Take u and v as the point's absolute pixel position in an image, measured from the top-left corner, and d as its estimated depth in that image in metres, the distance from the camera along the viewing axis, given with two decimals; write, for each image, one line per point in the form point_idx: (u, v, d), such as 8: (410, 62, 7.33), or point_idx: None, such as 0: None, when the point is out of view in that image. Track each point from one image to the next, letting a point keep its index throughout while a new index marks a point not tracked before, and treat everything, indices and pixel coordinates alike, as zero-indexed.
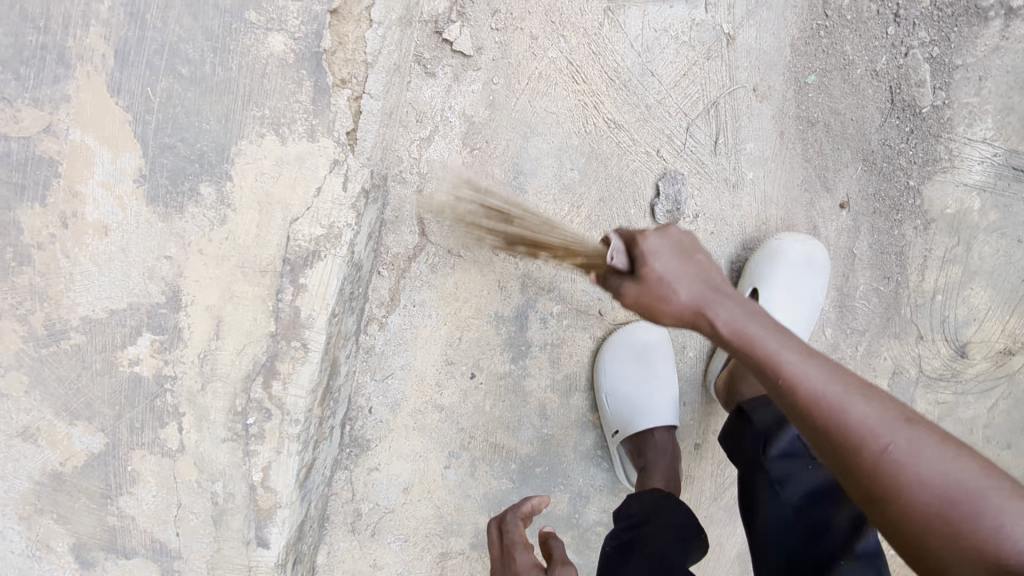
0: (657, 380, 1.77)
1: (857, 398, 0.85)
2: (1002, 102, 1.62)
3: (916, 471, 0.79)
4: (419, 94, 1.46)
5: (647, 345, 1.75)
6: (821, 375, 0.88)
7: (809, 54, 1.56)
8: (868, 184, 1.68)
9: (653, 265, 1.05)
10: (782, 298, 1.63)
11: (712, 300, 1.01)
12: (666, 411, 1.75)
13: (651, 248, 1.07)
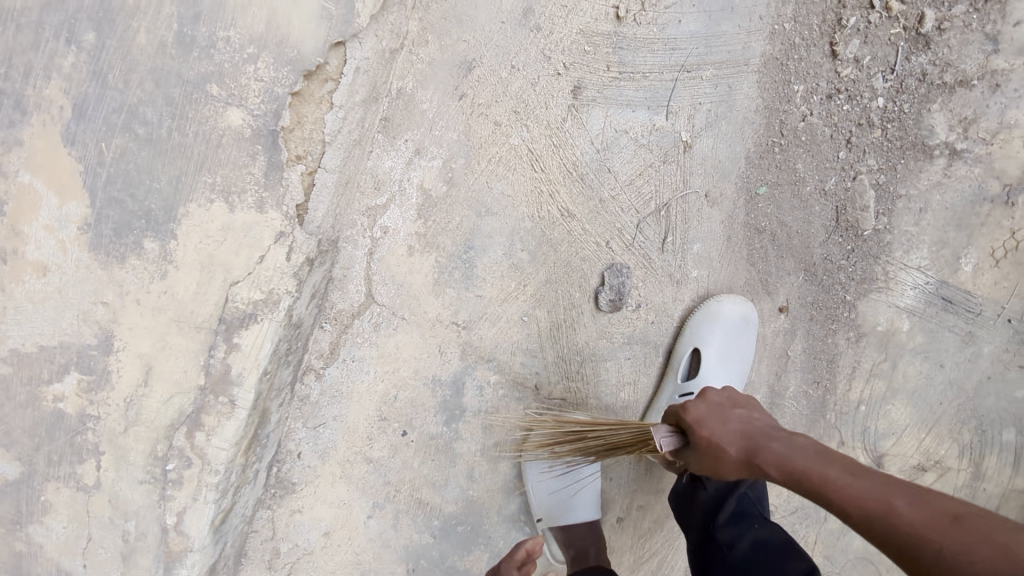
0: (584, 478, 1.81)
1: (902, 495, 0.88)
2: (939, 236, 1.65)
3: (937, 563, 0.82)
4: (379, 164, 1.49)
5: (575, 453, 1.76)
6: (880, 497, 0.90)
7: (761, 167, 1.61)
8: (808, 292, 1.74)
9: (702, 432, 1.12)
10: (721, 357, 1.68)
11: (760, 442, 1.07)
12: (589, 507, 1.82)
13: (699, 414, 1.14)
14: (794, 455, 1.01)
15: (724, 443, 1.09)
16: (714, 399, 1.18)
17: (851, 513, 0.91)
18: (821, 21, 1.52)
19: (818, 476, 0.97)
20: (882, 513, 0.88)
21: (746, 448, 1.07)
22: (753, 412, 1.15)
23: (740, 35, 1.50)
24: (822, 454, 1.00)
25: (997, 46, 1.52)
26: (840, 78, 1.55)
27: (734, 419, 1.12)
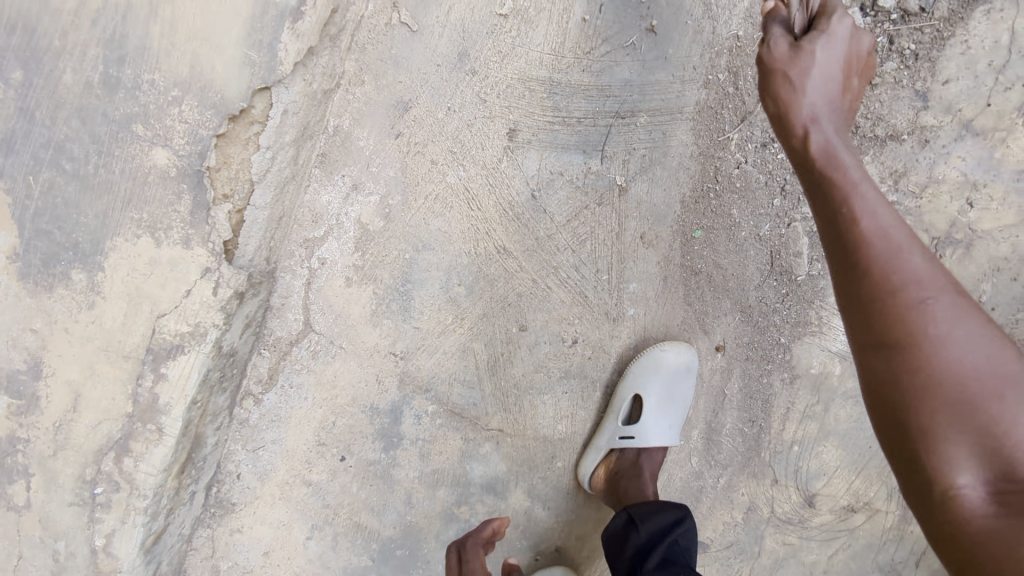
0: None
1: (921, 253, 0.83)
2: None
3: (947, 348, 0.78)
4: (316, 198, 1.52)
5: None
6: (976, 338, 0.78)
7: (697, 211, 1.64)
8: (744, 333, 1.78)
9: (807, 60, 1.02)
10: (663, 405, 1.71)
11: (835, 146, 0.96)
12: None
13: (812, 47, 1.03)
14: (865, 215, 0.86)
15: (806, 93, 1.01)
16: (811, 48, 1.03)
17: (895, 305, 0.81)
18: (756, 72, 1.54)
19: (859, 230, 0.85)
20: (915, 301, 0.80)
21: (819, 153, 0.96)
22: (826, 134, 0.99)
23: (675, 83, 1.52)
24: (898, 225, 0.85)
25: (926, 103, 1.55)
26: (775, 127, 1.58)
27: (823, 79, 1.02)
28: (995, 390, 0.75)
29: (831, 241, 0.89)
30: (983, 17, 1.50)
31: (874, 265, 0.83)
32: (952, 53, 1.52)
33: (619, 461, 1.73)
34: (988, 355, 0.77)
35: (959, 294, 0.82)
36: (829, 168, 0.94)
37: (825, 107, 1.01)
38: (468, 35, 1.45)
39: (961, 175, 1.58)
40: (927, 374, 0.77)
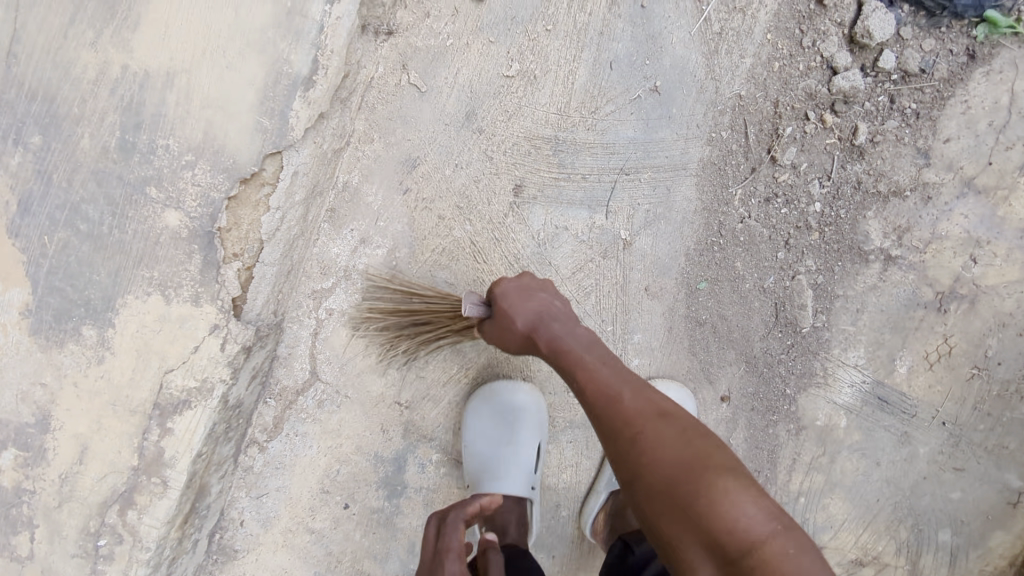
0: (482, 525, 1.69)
1: (632, 392, 1.06)
2: (875, 337, 1.68)
3: (738, 507, 0.82)
4: (325, 250, 1.54)
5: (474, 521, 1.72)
6: (671, 436, 0.95)
7: (702, 263, 1.65)
8: (748, 383, 1.77)
9: (502, 301, 1.28)
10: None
11: (545, 318, 1.25)
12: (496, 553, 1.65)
13: (505, 299, 1.28)
14: (623, 393, 1.05)
15: (523, 314, 1.27)
16: (510, 285, 1.31)
17: (659, 484, 0.91)
18: (758, 130, 1.56)
19: (628, 437, 0.99)
20: (687, 496, 0.87)
21: (563, 364, 1.18)
22: (555, 299, 1.31)
23: (679, 140, 1.53)
24: (636, 392, 1.05)
25: (928, 160, 1.57)
26: (777, 182, 1.60)
27: (575, 329, 1.23)
28: (679, 478, 0.89)
29: (595, 421, 1.07)
30: (982, 78, 1.53)
31: (639, 449, 0.96)
32: (952, 113, 1.55)
33: (616, 502, 1.72)
34: (683, 449, 0.93)
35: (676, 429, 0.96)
36: (561, 355, 1.19)
37: (555, 310, 1.27)
38: (475, 96, 1.45)
39: (964, 232, 1.60)
40: (655, 479, 0.92)
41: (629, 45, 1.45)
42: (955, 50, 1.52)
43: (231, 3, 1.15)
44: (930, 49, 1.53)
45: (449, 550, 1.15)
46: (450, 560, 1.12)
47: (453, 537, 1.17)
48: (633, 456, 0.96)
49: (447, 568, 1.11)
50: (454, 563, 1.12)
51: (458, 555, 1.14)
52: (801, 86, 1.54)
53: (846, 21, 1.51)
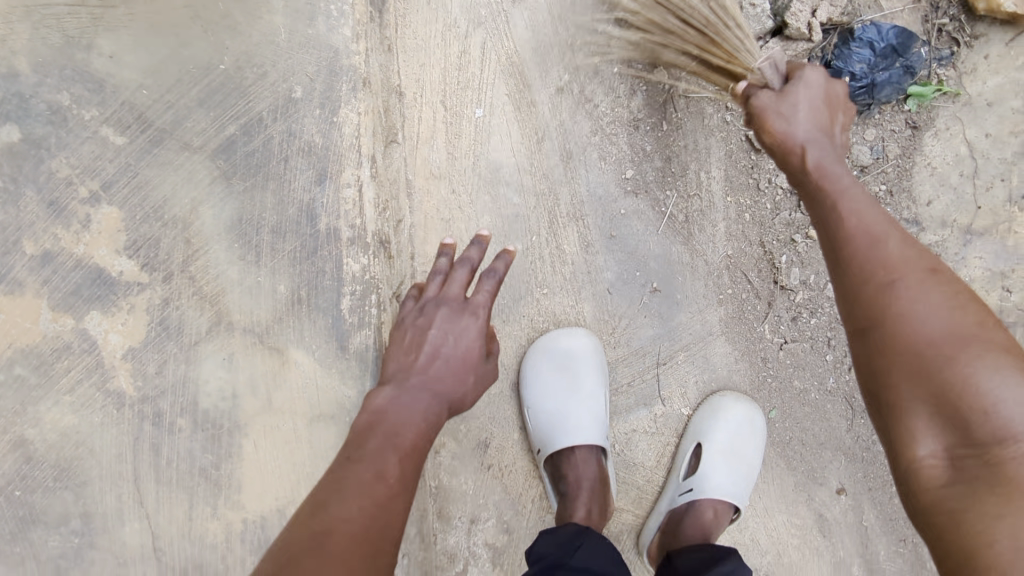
0: (576, 401, 1.57)
1: (897, 239, 0.95)
2: None
3: (988, 386, 0.79)
4: (446, 542, 1.62)
5: (554, 410, 1.57)
6: (877, 218, 0.97)
7: (766, 395, 1.73)
8: (856, 471, 1.81)
9: (776, 122, 1.14)
10: (722, 454, 1.63)
11: (823, 160, 1.09)
12: (595, 434, 1.56)
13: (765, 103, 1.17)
14: (851, 217, 0.98)
15: (794, 122, 1.13)
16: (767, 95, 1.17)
17: (883, 319, 0.89)
18: (758, 272, 1.65)
19: (905, 333, 0.87)
20: (949, 362, 0.82)
21: (861, 235, 0.96)
22: (800, 113, 1.13)
23: (695, 316, 1.64)
24: (895, 265, 0.91)
25: (920, 225, 1.61)
26: (796, 303, 1.67)
27: (809, 108, 1.13)
28: (947, 353, 0.83)
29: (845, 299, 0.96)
30: (934, 139, 1.58)
31: (900, 334, 0.87)
32: (921, 177, 1.60)
33: (673, 519, 1.62)
34: (950, 327, 0.85)
35: (933, 273, 0.91)
36: (819, 182, 1.07)
37: (803, 119, 1.12)
38: (510, 369, 1.61)
39: (986, 270, 1.60)
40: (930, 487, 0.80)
41: (616, 268, 1.58)
42: (898, 127, 1.58)
43: (301, 439, 1.32)
44: (874, 137, 1.59)
45: (477, 307, 1.12)
46: (479, 317, 1.12)
47: (482, 291, 1.13)
48: (856, 291, 0.93)
49: (448, 290, 1.13)
50: (451, 286, 1.13)
51: (471, 349, 1.11)
52: (778, 220, 1.63)
53: None
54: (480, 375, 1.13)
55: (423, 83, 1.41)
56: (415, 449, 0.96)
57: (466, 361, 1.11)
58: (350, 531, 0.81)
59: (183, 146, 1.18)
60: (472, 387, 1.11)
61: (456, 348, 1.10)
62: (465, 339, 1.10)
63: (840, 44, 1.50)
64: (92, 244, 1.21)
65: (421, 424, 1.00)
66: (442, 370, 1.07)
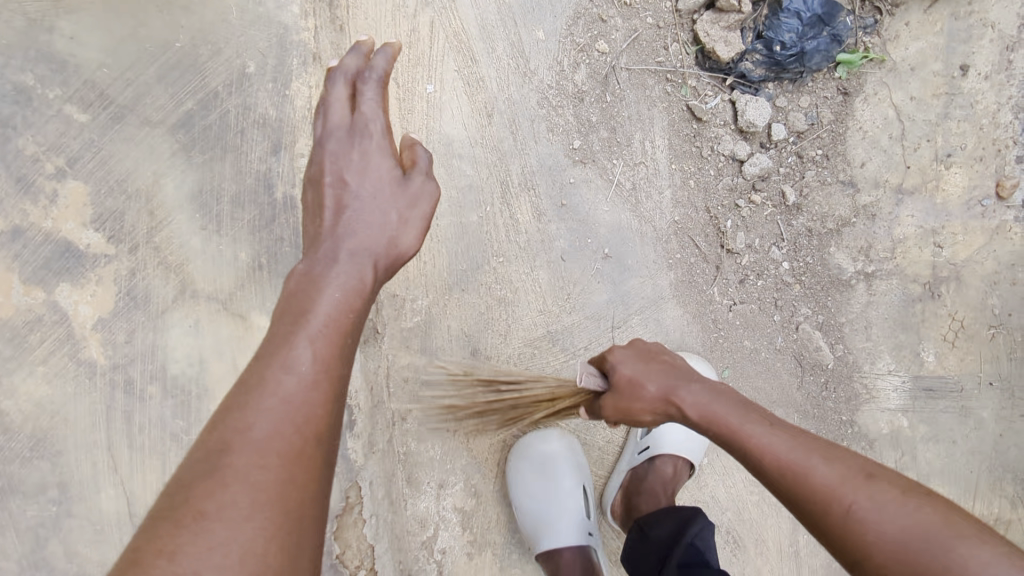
0: (561, 495, 1.74)
1: (818, 459, 0.93)
2: (892, 341, 1.80)
3: (873, 515, 0.86)
4: (416, 507, 1.67)
5: (539, 509, 1.72)
6: (785, 445, 0.95)
7: (719, 354, 1.80)
8: (807, 425, 1.87)
9: (619, 371, 1.09)
10: (676, 415, 1.72)
11: (677, 389, 1.04)
12: (574, 533, 1.74)
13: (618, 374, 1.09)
14: (764, 452, 0.95)
15: (649, 385, 1.06)
16: (622, 355, 1.12)
17: (831, 520, 0.89)
18: (704, 237, 1.74)
19: (839, 516, 0.88)
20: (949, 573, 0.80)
21: (785, 478, 0.93)
22: (624, 366, 1.10)
23: (646, 280, 1.73)
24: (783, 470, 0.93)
25: (856, 186, 1.72)
26: (744, 265, 1.77)
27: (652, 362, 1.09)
28: (918, 555, 0.82)
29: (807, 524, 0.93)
30: (864, 104, 1.67)
31: (868, 535, 0.86)
32: (855, 141, 1.69)
33: (634, 479, 1.74)
34: (905, 521, 0.85)
35: (769, 419, 1.00)
36: (716, 430, 1.00)
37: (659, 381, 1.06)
38: (471, 335, 1.67)
39: (917, 227, 1.71)
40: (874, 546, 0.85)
41: (570, 236, 1.66)
42: (831, 94, 1.68)
43: None
44: (809, 104, 1.69)
45: (369, 122, 1.15)
46: (375, 131, 1.15)
47: (368, 102, 1.15)
48: (811, 517, 0.91)
49: (335, 92, 1.16)
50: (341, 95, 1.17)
51: (380, 143, 1.15)
52: (721, 186, 1.72)
53: (729, 119, 1.69)
54: (406, 192, 1.13)
55: None
56: (326, 324, 0.98)
57: (370, 155, 1.14)
58: (248, 440, 0.86)
59: (143, 122, 1.25)
60: (390, 181, 1.14)
61: (367, 175, 1.13)
62: (369, 162, 1.13)
63: (770, 15, 1.60)
64: (60, 217, 1.26)
65: (338, 299, 1.02)
66: (356, 199, 1.11)
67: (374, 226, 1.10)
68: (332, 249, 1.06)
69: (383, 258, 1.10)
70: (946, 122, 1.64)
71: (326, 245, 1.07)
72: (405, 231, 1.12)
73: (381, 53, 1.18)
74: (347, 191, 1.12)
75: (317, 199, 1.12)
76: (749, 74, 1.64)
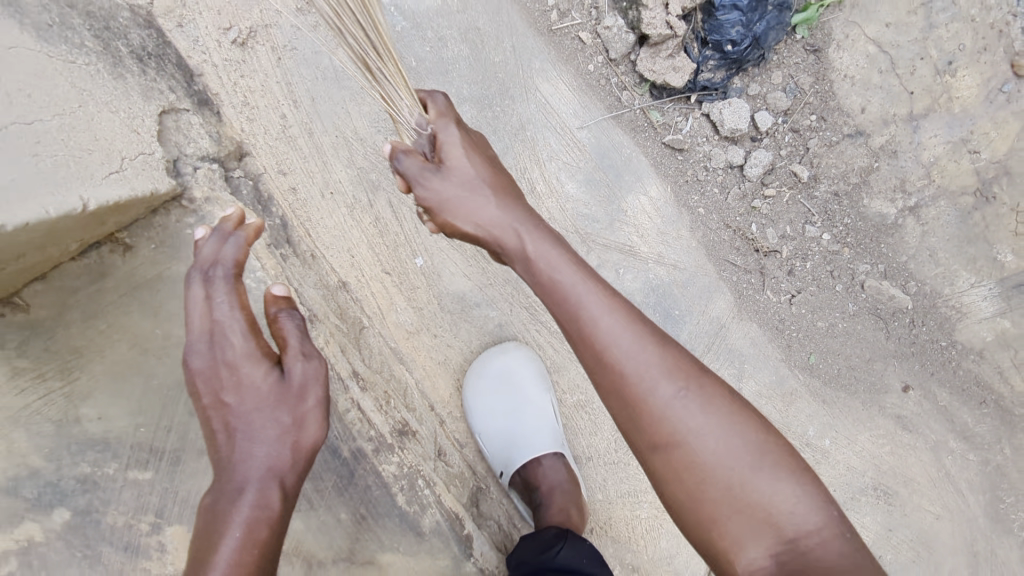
0: (527, 407, 1.57)
1: None
2: (964, 258, 1.70)
3: None
4: None
5: (505, 370, 1.55)
6: None
7: (798, 345, 1.74)
8: (910, 364, 1.77)
9: None
10: None
11: None
12: (544, 434, 1.56)
13: None
14: None
15: None
16: None
17: None
18: (735, 251, 1.68)
19: None
20: None
21: None
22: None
23: (700, 318, 1.68)
24: None
25: (865, 133, 1.60)
26: (787, 257, 1.69)
27: None
28: None
29: None
30: (839, 51, 1.55)
31: None
32: (845, 90, 1.57)
33: None
34: None
35: None
36: None
37: None
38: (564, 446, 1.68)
39: (946, 143, 1.60)
40: None
41: None
42: (800, 58, 1.56)
43: None
44: (782, 78, 1.57)
45: (226, 327, 0.94)
46: (234, 337, 0.93)
47: (219, 306, 0.94)
48: None
49: (191, 288, 0.95)
50: (223, 279, 0.95)
51: (242, 349, 0.93)
52: (731, 199, 1.64)
53: (710, 133, 1.58)
54: (293, 389, 0.93)
55: (357, 267, 1.46)
56: (247, 537, 0.83)
57: (236, 365, 0.93)
58: None
59: (199, 452, 1.28)
60: (267, 382, 0.92)
61: (241, 389, 0.92)
62: (243, 376, 0.92)
63: (707, 19, 1.46)
64: (177, 559, 1.24)
65: (253, 517, 0.85)
66: (242, 416, 0.91)
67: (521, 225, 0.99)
68: (244, 474, 0.87)
69: (298, 471, 0.91)
70: (934, 32, 1.52)
71: (234, 470, 0.88)
72: (308, 427, 0.93)
73: (237, 236, 0.98)
74: (236, 399, 0.92)
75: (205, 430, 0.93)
76: (711, 81, 1.52)
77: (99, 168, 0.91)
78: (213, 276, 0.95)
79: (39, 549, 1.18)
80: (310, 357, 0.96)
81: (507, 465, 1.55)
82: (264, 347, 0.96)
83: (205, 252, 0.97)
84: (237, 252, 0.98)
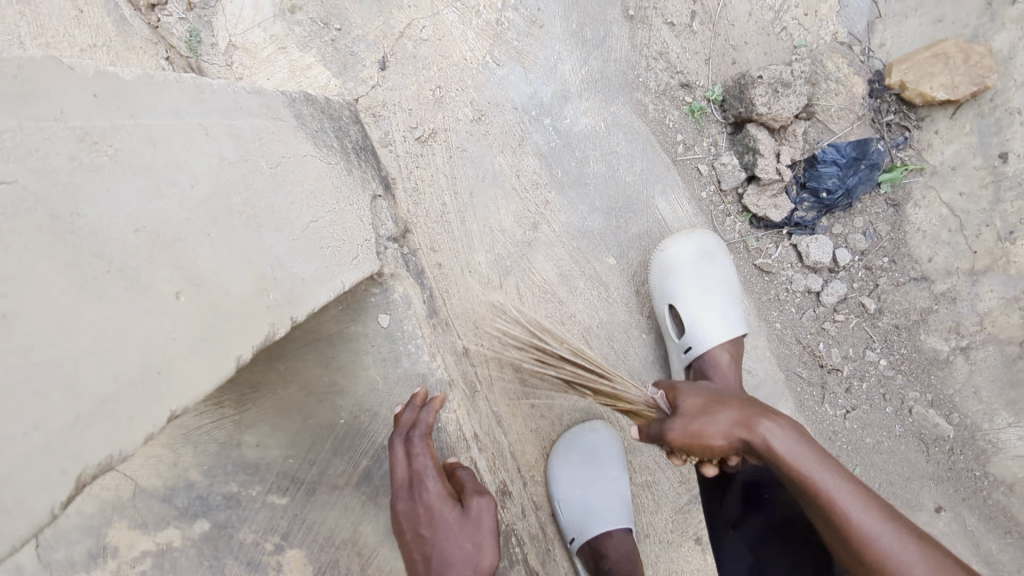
0: (605, 480, 1.72)
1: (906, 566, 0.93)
2: (1005, 399, 1.82)
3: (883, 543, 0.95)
4: None
5: (591, 445, 1.72)
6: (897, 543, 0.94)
7: (845, 455, 1.91)
8: (945, 487, 1.93)
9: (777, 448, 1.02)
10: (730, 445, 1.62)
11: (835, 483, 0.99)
12: (617, 510, 1.70)
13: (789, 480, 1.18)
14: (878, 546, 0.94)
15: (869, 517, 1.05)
16: None
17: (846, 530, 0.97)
18: (802, 364, 1.87)
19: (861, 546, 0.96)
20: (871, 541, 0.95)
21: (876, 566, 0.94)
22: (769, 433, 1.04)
23: None
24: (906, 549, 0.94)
25: (930, 279, 1.81)
26: (847, 375, 1.89)
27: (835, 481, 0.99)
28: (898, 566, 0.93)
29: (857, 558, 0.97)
30: (917, 208, 1.78)
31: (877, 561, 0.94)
32: (917, 241, 1.80)
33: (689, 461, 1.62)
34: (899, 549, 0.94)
35: None
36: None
37: None
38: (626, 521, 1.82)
39: (999, 297, 1.75)
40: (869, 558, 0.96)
41: None
42: (881, 208, 1.79)
43: None
44: (863, 223, 1.80)
45: (423, 473, 1.22)
46: (430, 480, 1.21)
47: (418, 457, 1.24)
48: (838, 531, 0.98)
49: (396, 450, 1.25)
50: (420, 440, 1.26)
51: (435, 490, 1.21)
52: (806, 319, 1.85)
53: (795, 260, 1.80)
54: (472, 521, 1.19)
55: (480, 335, 1.65)
56: None
57: (431, 504, 1.19)
58: None
59: (332, 488, 1.43)
60: (455, 516, 1.18)
61: (436, 523, 1.18)
62: (436, 509, 1.18)
63: (808, 168, 1.68)
64: None
65: None
66: (438, 544, 1.15)
67: (746, 420, 1.07)
68: None
69: None
70: (1000, 205, 1.68)
71: None
72: (485, 552, 1.16)
73: (428, 405, 1.32)
74: (435, 533, 1.17)
75: (406, 557, 1.17)
76: (804, 219, 1.74)
77: (344, 257, 1.07)
78: (412, 439, 1.26)
79: (174, 554, 1.29)
80: (483, 494, 1.25)
81: (580, 533, 1.68)
82: (448, 487, 1.24)
83: (405, 422, 1.30)
84: (429, 418, 1.30)
